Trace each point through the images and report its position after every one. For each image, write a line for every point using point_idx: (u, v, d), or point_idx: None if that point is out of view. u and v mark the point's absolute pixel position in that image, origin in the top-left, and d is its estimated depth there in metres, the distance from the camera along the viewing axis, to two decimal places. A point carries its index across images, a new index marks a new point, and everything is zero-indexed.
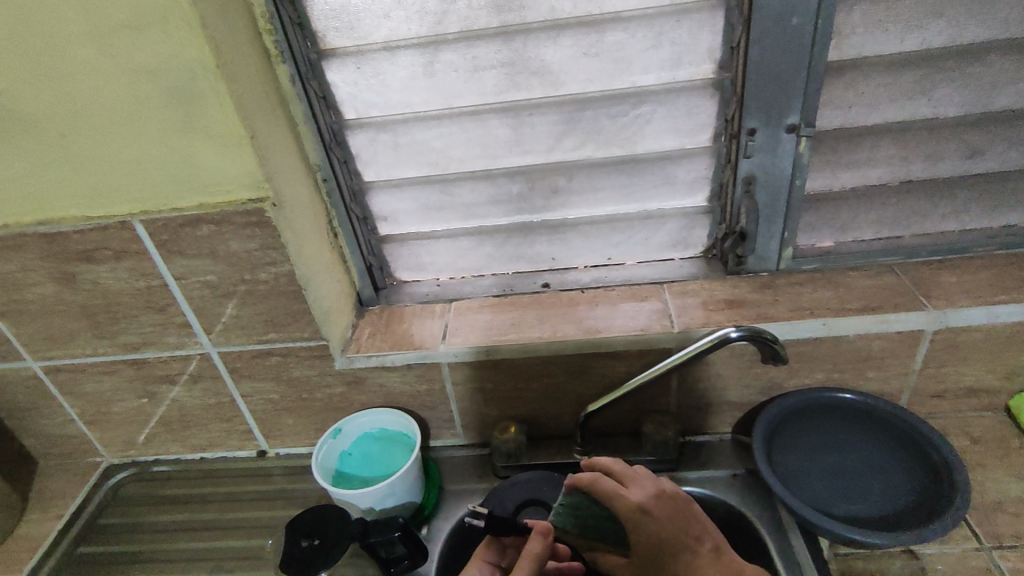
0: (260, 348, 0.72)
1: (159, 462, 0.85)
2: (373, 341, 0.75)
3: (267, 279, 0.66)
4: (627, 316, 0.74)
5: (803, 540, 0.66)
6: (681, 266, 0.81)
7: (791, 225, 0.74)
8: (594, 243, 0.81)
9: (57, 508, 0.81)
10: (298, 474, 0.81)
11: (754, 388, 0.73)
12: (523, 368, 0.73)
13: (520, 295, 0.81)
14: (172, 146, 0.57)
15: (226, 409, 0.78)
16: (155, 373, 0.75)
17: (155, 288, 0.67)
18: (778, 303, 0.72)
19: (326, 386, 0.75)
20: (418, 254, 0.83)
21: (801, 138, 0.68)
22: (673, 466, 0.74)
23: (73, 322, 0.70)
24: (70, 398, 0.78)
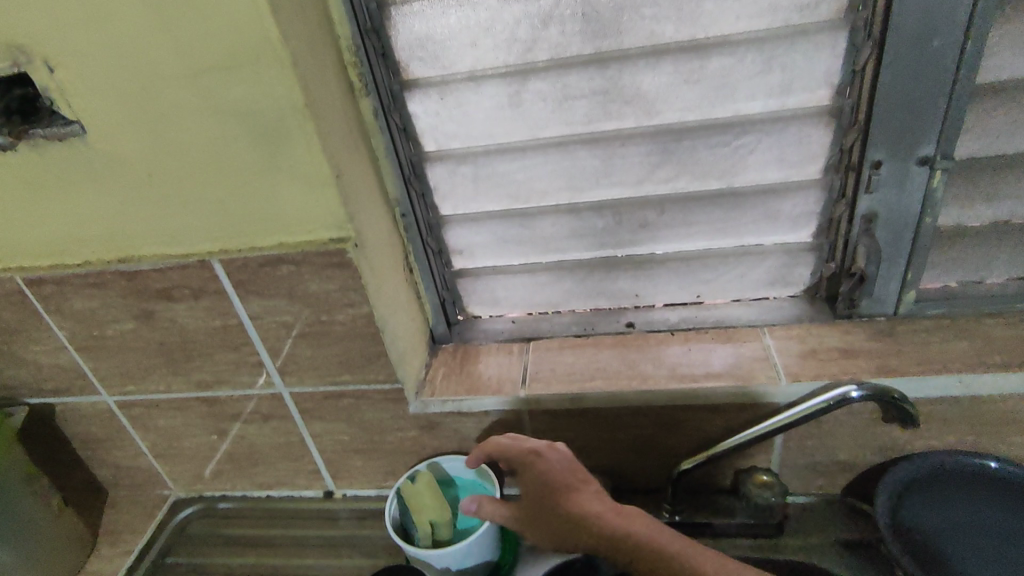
0: (332, 389, 0.68)
1: (226, 498, 0.83)
2: (448, 384, 0.71)
3: (344, 321, 0.62)
4: (724, 363, 0.68)
5: None
6: (781, 307, 0.74)
7: (915, 266, 0.66)
8: (684, 281, 0.75)
9: (126, 542, 0.79)
10: (365, 518, 0.77)
11: (872, 448, 0.65)
12: (610, 418, 0.67)
13: (602, 335, 0.76)
14: (257, 186, 0.55)
15: (295, 448, 0.75)
16: (227, 410, 0.73)
17: (231, 327, 0.64)
18: (900, 353, 0.64)
19: (398, 430, 0.71)
20: (493, 289, 0.78)
21: (935, 172, 0.60)
22: (775, 531, 0.67)
23: (149, 359, 0.69)
24: (142, 432, 0.77)
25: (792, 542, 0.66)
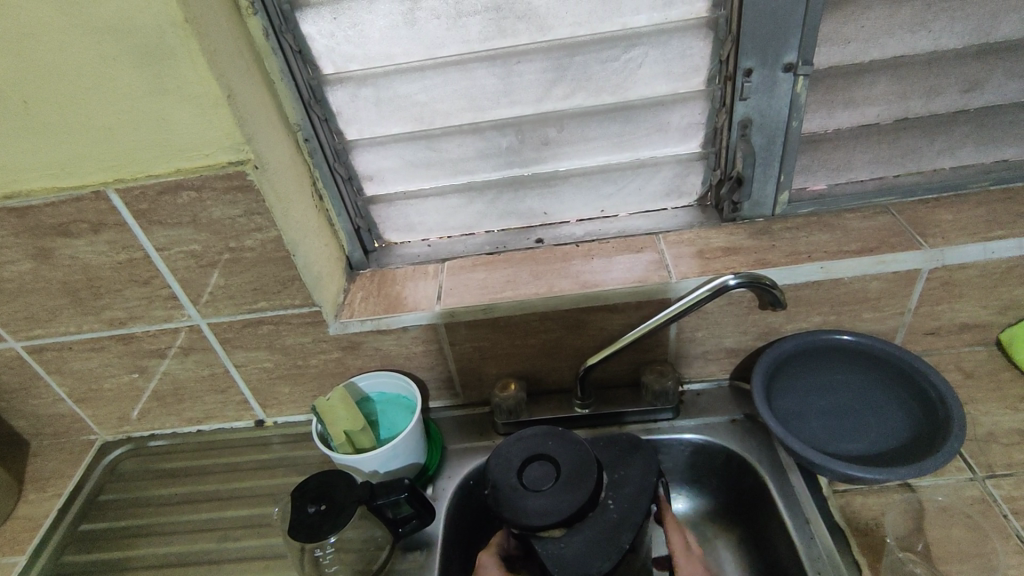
0: (250, 317, 0.70)
1: (156, 436, 0.84)
2: (366, 305, 0.74)
3: (253, 247, 0.63)
4: (623, 268, 0.73)
5: (802, 482, 0.66)
6: (675, 216, 0.80)
7: (787, 167, 0.73)
8: (587, 196, 0.79)
9: (54, 487, 0.79)
10: (298, 441, 0.80)
11: (751, 334, 0.73)
12: (520, 325, 0.72)
13: (513, 252, 0.80)
14: (144, 109, 0.54)
15: (220, 380, 0.77)
16: (145, 348, 0.73)
17: (138, 261, 0.64)
18: (775, 248, 0.71)
19: (321, 353, 0.74)
20: (406, 215, 0.80)
21: (799, 77, 0.66)
22: (672, 414, 0.75)
23: (54, 299, 0.67)
24: (57, 377, 0.76)
25: (686, 422, 0.75)
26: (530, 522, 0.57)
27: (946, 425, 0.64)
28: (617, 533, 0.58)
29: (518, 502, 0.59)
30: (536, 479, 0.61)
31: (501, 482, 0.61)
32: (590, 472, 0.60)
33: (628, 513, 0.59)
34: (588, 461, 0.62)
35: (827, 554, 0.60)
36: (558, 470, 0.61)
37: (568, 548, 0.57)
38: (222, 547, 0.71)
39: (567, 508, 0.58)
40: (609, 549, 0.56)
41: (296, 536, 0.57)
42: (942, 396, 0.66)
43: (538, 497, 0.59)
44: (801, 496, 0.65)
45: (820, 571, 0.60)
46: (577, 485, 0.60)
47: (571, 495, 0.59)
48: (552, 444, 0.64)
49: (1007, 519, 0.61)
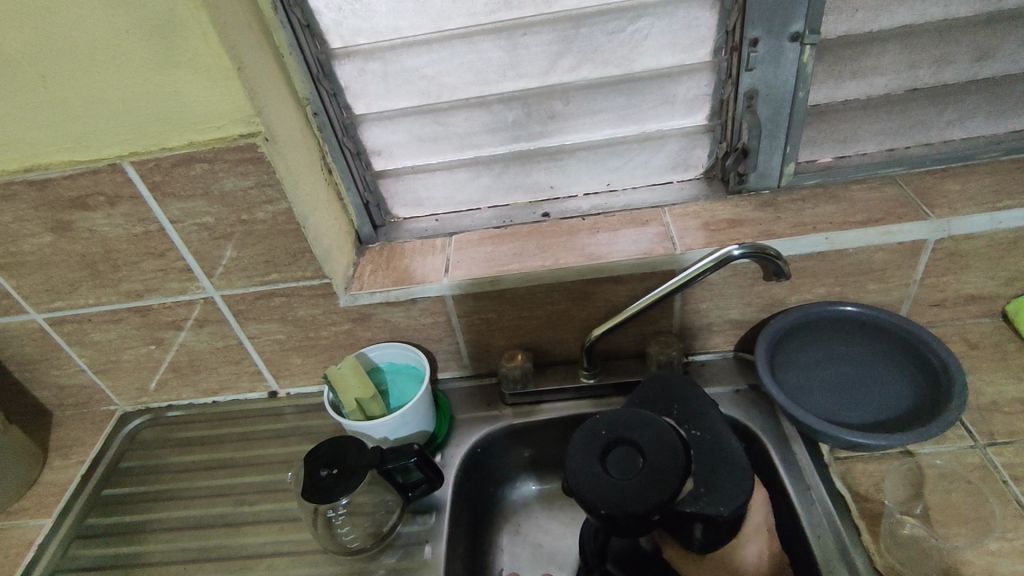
0: (262, 289, 0.71)
1: (173, 407, 0.86)
2: (376, 278, 0.75)
3: (264, 219, 0.65)
4: (629, 241, 0.74)
5: (805, 449, 0.67)
6: (681, 189, 0.80)
7: (793, 139, 0.73)
8: (594, 170, 0.80)
9: (76, 455, 0.82)
10: (311, 411, 0.83)
11: (756, 305, 0.74)
12: (527, 297, 0.73)
13: (520, 226, 0.81)
14: (157, 81, 0.55)
15: (234, 351, 0.79)
16: (161, 320, 0.75)
17: (153, 233, 0.66)
18: (780, 220, 0.72)
19: (331, 325, 0.75)
20: (415, 189, 0.82)
21: (805, 47, 0.66)
22: None
23: (73, 272, 0.69)
24: (77, 348, 0.78)
25: None
26: (668, 497, 0.54)
27: (949, 393, 0.64)
28: (731, 462, 0.58)
29: (642, 488, 0.54)
30: (625, 462, 0.56)
31: (598, 488, 0.54)
32: (667, 431, 0.58)
33: (719, 448, 0.59)
34: (654, 423, 0.59)
35: (827, 518, 0.62)
36: (634, 444, 0.57)
37: (712, 496, 0.56)
38: (239, 510, 0.73)
39: (677, 468, 0.55)
40: (738, 477, 0.57)
41: (309, 497, 0.59)
42: (945, 365, 0.66)
43: (644, 475, 0.55)
44: (803, 464, 0.66)
45: (820, 535, 0.61)
46: (671, 452, 0.56)
47: (672, 456, 0.56)
48: (606, 431, 0.59)
49: (1006, 484, 0.62)
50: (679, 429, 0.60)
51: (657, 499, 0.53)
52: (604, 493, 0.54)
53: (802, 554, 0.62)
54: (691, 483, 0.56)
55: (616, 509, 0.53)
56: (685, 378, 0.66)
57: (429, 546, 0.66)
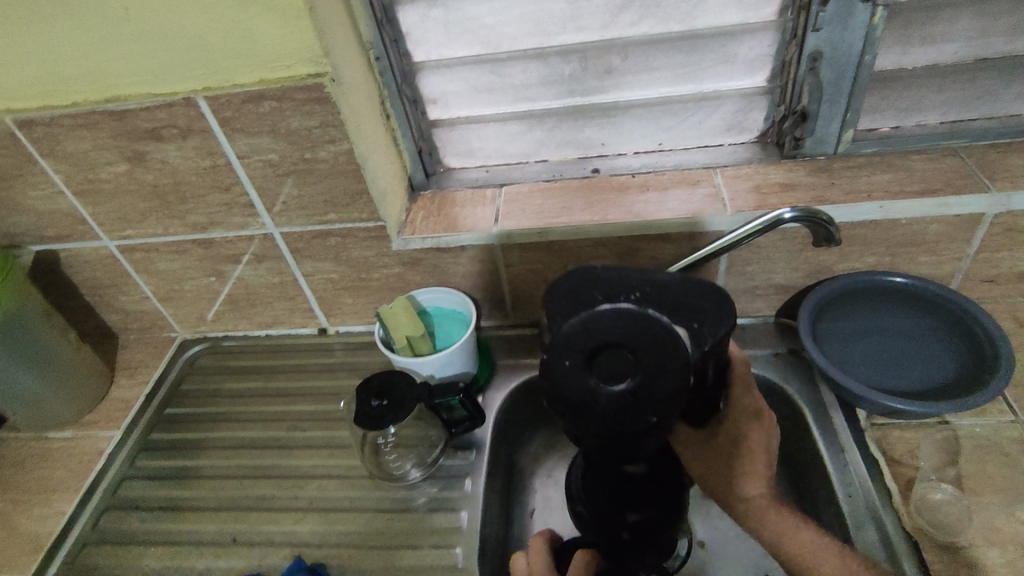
0: (320, 228, 0.74)
1: (229, 338, 0.91)
2: (427, 224, 0.78)
3: (326, 159, 0.67)
4: (678, 200, 0.74)
5: (840, 411, 0.68)
6: (734, 151, 0.80)
7: (854, 106, 0.72)
8: (646, 128, 0.80)
9: (141, 376, 0.88)
10: (358, 349, 0.86)
11: (802, 271, 0.74)
12: (573, 250, 0.75)
13: (569, 180, 0.82)
14: (234, 17, 0.57)
15: (289, 288, 0.82)
16: (222, 253, 0.79)
17: (221, 168, 0.69)
18: (834, 186, 0.71)
19: (383, 267, 0.78)
20: (467, 139, 0.83)
21: (876, 9, 0.64)
22: None
23: (144, 202, 0.73)
24: (144, 276, 0.83)
25: None
26: (686, 366, 0.43)
27: (994, 367, 0.65)
28: (703, 306, 0.47)
29: (666, 380, 0.42)
30: (622, 368, 0.43)
31: (623, 407, 0.41)
32: (620, 316, 0.46)
33: (667, 292, 0.49)
34: (595, 316, 0.46)
35: (859, 480, 0.63)
36: (609, 350, 0.44)
37: (706, 326, 0.47)
38: (289, 434, 0.77)
39: (662, 343, 0.44)
40: (700, 291, 0.48)
41: (361, 424, 0.63)
42: (992, 339, 0.66)
43: (643, 376, 0.43)
44: (839, 427, 0.67)
45: (850, 495, 0.62)
46: (644, 340, 0.44)
47: (648, 333, 0.45)
48: (570, 363, 0.44)
49: None
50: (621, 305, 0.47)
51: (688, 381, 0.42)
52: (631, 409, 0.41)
53: (832, 513, 0.63)
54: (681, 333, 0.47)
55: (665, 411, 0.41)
56: (575, 267, 0.50)
57: (469, 480, 0.69)
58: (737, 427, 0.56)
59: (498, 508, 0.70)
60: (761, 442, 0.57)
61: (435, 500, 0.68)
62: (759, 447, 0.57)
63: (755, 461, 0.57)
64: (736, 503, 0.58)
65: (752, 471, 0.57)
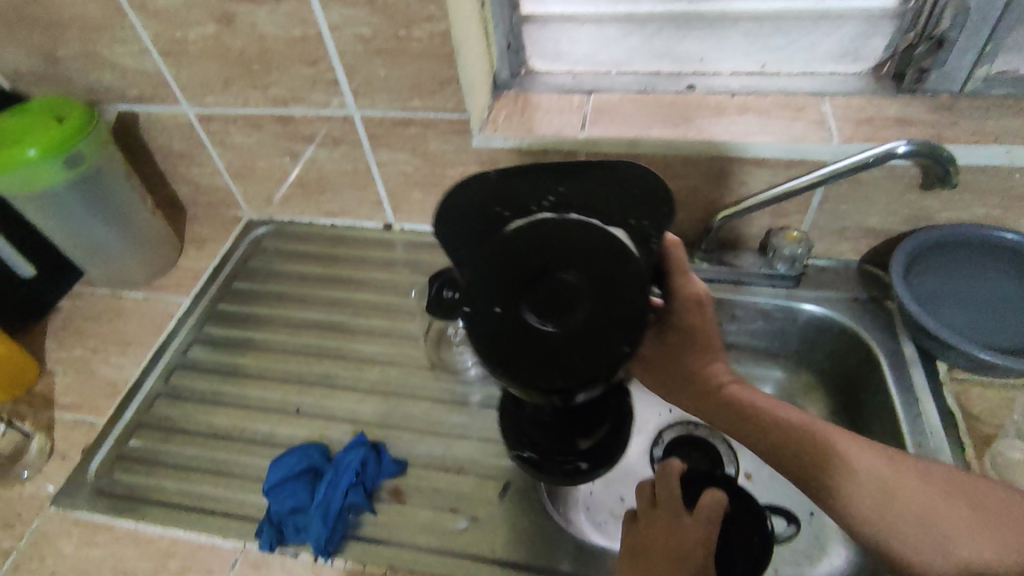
0: (402, 115, 0.72)
1: (294, 223, 0.91)
2: (510, 123, 0.75)
3: (421, 38, 0.64)
4: (779, 125, 0.70)
5: (919, 362, 0.67)
6: (845, 81, 0.74)
7: (996, 37, 0.65)
8: (752, 45, 0.75)
9: (208, 250, 0.89)
10: (421, 248, 0.86)
11: (900, 216, 0.70)
12: (660, 166, 0.72)
13: (662, 94, 0.77)
14: None
15: (361, 177, 0.81)
16: (300, 132, 0.77)
17: (311, 39, 0.67)
18: (955, 126, 0.66)
19: (460, 165, 0.77)
20: (557, 40, 0.79)
21: None
22: (792, 283, 0.75)
23: (228, 69, 0.72)
24: (219, 149, 0.83)
25: (804, 293, 0.75)
26: (607, 281, 0.36)
27: None
28: (522, 246, 0.37)
29: (615, 279, 0.36)
30: (554, 289, 0.36)
31: (564, 365, 0.34)
32: (550, 228, 0.38)
33: (525, 235, 0.38)
34: (488, 274, 0.37)
35: (931, 431, 0.61)
36: (531, 310, 0.36)
37: (645, 220, 0.43)
38: (351, 321, 0.78)
39: (580, 279, 0.36)
40: (553, 225, 0.38)
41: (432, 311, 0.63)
42: None
43: (574, 322, 0.35)
44: (916, 379, 0.65)
45: (920, 445, 0.61)
46: (562, 285, 0.36)
47: (557, 277, 0.36)
48: (501, 308, 0.36)
49: None
50: (533, 213, 0.43)
51: (637, 282, 0.36)
52: (578, 340, 0.35)
53: None
54: (620, 234, 0.40)
55: (631, 332, 0.35)
56: (460, 183, 0.46)
57: None
58: (688, 317, 0.52)
59: None
60: (711, 328, 0.55)
61: (491, 398, 0.69)
62: (713, 335, 0.56)
63: (709, 345, 0.56)
64: (700, 396, 0.57)
65: (707, 354, 0.56)
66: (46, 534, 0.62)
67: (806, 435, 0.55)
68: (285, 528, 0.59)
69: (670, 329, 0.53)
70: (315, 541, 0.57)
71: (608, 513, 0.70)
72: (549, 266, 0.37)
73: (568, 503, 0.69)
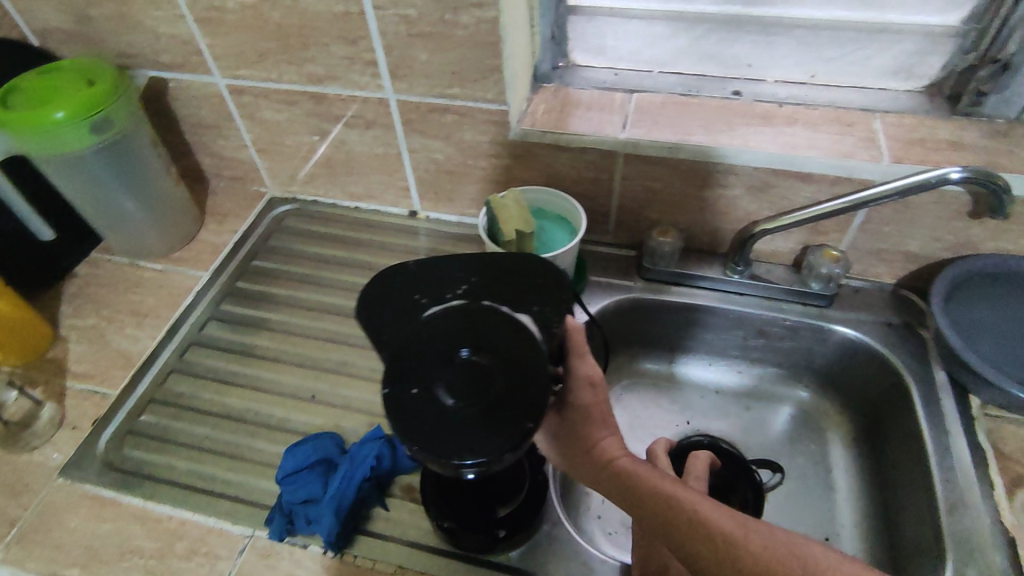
0: (439, 102, 0.70)
1: (318, 203, 0.90)
2: (549, 118, 0.73)
3: (467, 24, 0.62)
4: (826, 140, 0.68)
5: (952, 395, 0.65)
6: (897, 98, 0.72)
7: None
8: (804, 55, 0.72)
9: (228, 224, 0.87)
10: (445, 238, 0.84)
11: (943, 243, 0.68)
12: (700, 173, 0.70)
13: (706, 99, 0.75)
14: None
15: (390, 162, 0.80)
16: (332, 111, 0.75)
17: (352, 16, 0.64)
18: (1011, 154, 0.64)
19: (493, 157, 0.75)
20: (602, 35, 0.77)
21: None
22: (824, 303, 0.73)
23: (264, 41, 0.70)
24: (247, 123, 0.81)
25: (835, 313, 0.73)
26: (511, 369, 0.40)
27: None
28: (438, 337, 0.42)
29: (517, 364, 0.40)
30: (465, 370, 0.40)
31: (473, 439, 0.37)
32: (458, 313, 0.43)
33: (436, 323, 0.42)
34: (400, 356, 0.41)
35: (961, 466, 0.60)
36: (439, 392, 0.39)
37: (547, 306, 0.47)
38: None
39: (485, 369, 0.40)
40: (466, 311, 0.44)
41: None
42: None
43: (478, 403, 0.38)
44: (947, 410, 0.63)
45: (948, 478, 0.59)
46: (467, 375, 0.39)
47: (464, 364, 0.40)
48: (418, 389, 0.39)
49: None
50: (449, 302, 0.47)
51: (538, 361, 0.40)
52: (485, 416, 0.38)
53: (920, 493, 0.61)
54: (526, 319, 0.44)
55: (538, 413, 0.38)
56: (381, 273, 0.51)
57: None
58: (581, 396, 0.52)
59: None
60: (606, 402, 0.53)
61: None
62: (607, 409, 0.53)
63: (601, 418, 0.53)
64: (592, 473, 0.52)
65: (601, 428, 0.53)
66: (53, 505, 0.60)
67: (706, 521, 0.48)
68: (295, 518, 0.57)
69: (566, 405, 0.53)
70: (325, 534, 0.55)
71: (619, 522, 0.68)
72: (452, 347, 0.41)
73: (578, 510, 0.68)
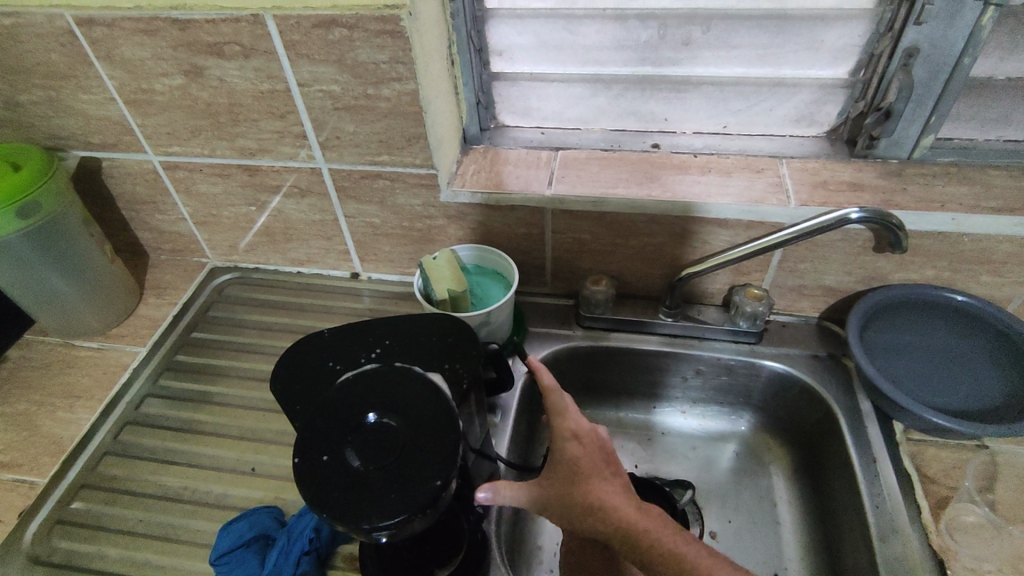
0: (370, 168, 0.73)
1: (260, 270, 0.90)
2: (478, 178, 0.75)
3: (389, 96, 0.65)
4: (739, 186, 0.72)
5: (878, 426, 0.67)
6: (802, 144, 0.77)
7: (940, 109, 0.68)
8: (714, 108, 0.77)
9: (168, 297, 0.87)
10: (388, 297, 0.85)
11: (855, 276, 0.72)
12: (625, 224, 0.73)
13: (627, 152, 0.79)
14: None
15: (328, 227, 0.81)
16: (266, 182, 0.77)
17: (279, 93, 0.67)
18: (905, 192, 0.69)
19: (427, 218, 0.77)
20: (527, 98, 0.80)
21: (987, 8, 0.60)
22: (754, 340, 0.76)
23: (195, 119, 0.71)
24: (183, 197, 0.82)
25: (766, 350, 0.76)
26: (418, 428, 0.43)
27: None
28: (349, 401, 0.45)
29: (424, 423, 0.43)
30: (374, 435, 0.42)
31: (382, 501, 0.39)
32: (369, 377, 0.46)
33: (346, 390, 0.46)
34: (312, 425, 0.44)
35: (888, 491, 0.62)
36: (348, 458, 0.41)
37: (457, 364, 0.50)
38: None
39: (392, 431, 0.43)
40: (376, 375, 0.47)
41: None
42: None
43: (386, 466, 0.41)
44: (874, 442, 0.66)
45: (878, 505, 0.61)
46: (376, 439, 0.42)
47: (373, 429, 0.43)
48: (329, 456, 0.42)
49: None
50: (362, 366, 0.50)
51: (446, 420, 0.43)
52: (392, 479, 0.40)
53: (855, 520, 0.63)
54: (437, 378, 0.48)
55: (444, 470, 0.41)
56: (297, 342, 0.53)
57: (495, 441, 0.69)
58: (568, 448, 0.56)
59: (513, 473, 0.70)
60: (597, 455, 0.55)
61: None
62: (600, 461, 0.55)
63: (598, 469, 0.54)
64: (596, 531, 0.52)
65: (597, 479, 0.54)
66: None
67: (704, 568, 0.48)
68: None
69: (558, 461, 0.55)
70: None
71: None
72: (361, 411, 0.44)
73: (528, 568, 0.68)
